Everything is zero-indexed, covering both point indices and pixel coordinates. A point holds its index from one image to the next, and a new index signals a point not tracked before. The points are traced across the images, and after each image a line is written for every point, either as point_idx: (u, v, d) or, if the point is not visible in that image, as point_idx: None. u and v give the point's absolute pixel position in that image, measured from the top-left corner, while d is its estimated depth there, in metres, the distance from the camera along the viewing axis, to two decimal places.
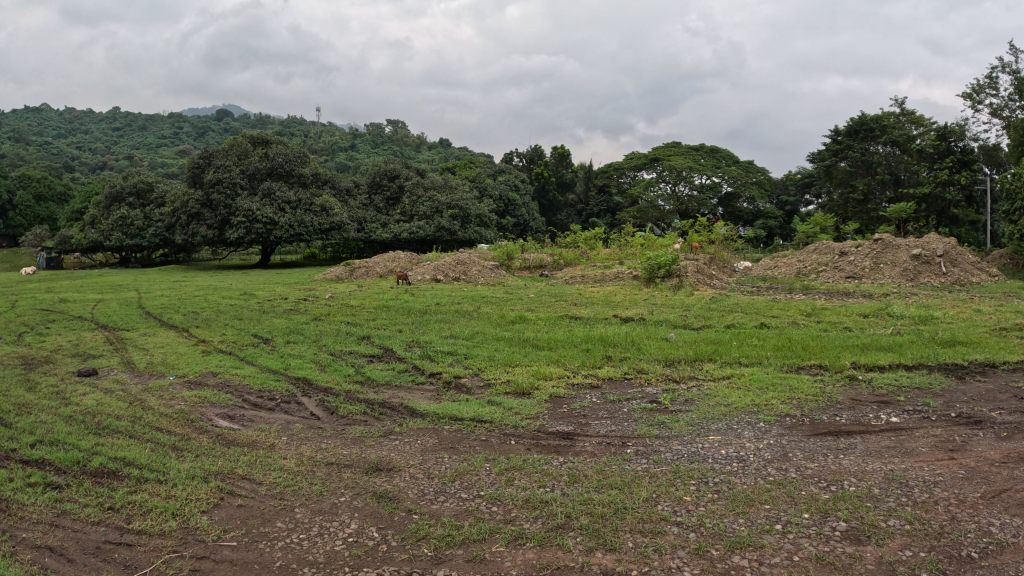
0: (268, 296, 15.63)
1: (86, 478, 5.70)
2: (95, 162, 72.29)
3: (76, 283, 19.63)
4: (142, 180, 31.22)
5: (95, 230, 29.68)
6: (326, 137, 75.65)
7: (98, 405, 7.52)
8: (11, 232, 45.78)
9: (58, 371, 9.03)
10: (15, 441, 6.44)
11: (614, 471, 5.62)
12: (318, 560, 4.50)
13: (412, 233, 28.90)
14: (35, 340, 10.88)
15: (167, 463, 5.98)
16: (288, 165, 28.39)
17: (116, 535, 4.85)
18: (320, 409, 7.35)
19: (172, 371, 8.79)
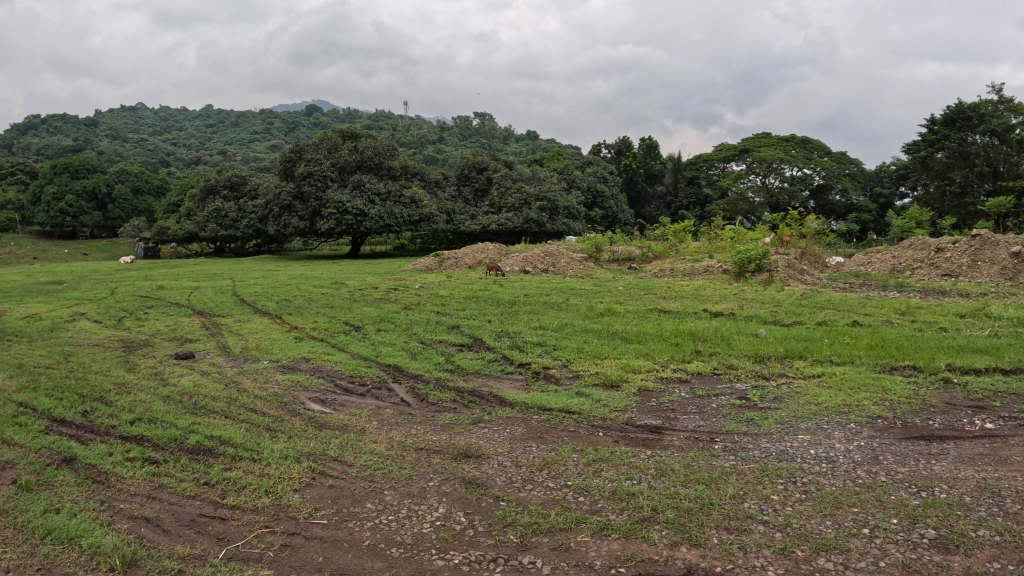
0: (359, 285, 16.08)
1: (183, 454, 6.07)
2: (190, 157, 75.79)
3: (173, 271, 20.65)
4: (235, 174, 32.59)
5: (191, 221, 31.19)
6: (415, 130, 77.51)
7: (194, 386, 7.94)
8: (110, 225, 47.65)
9: (156, 353, 9.52)
10: (117, 419, 6.99)
11: (701, 466, 5.54)
12: (406, 541, 4.64)
13: (500, 225, 29.00)
14: (136, 324, 11.56)
15: (261, 442, 6.25)
16: (377, 159, 29.15)
17: (210, 508, 5.18)
18: (410, 396, 7.52)
19: (266, 356, 9.16)
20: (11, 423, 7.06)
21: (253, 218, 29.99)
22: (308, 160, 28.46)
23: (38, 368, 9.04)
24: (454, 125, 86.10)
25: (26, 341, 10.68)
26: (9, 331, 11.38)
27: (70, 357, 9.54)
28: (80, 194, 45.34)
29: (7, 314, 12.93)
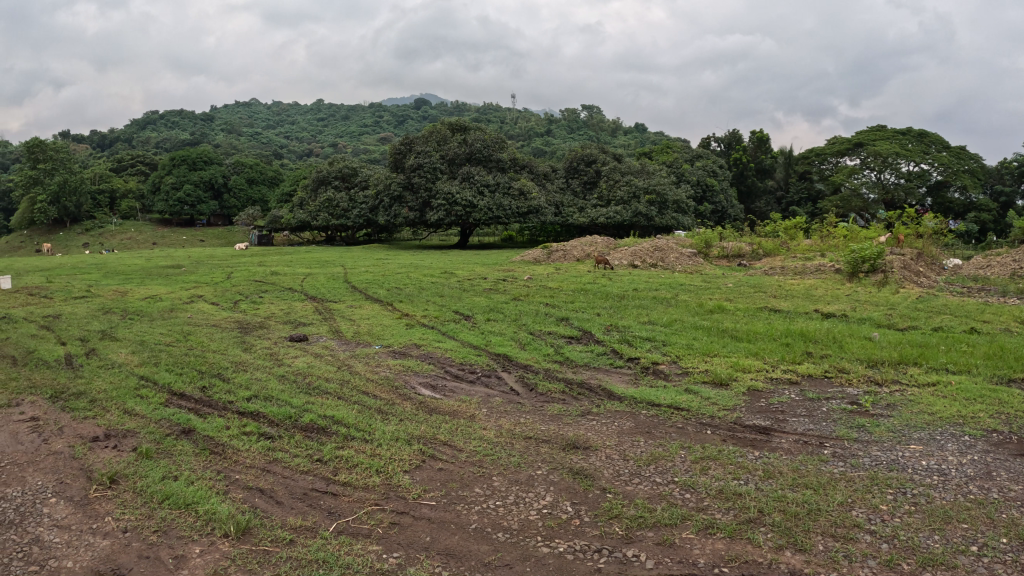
0: (467, 275, 16.46)
1: (297, 431, 6.46)
2: (302, 149, 79.71)
3: (286, 258, 21.70)
4: (347, 166, 33.96)
5: (304, 211, 32.73)
6: (522, 124, 79.09)
7: (308, 366, 8.37)
8: (225, 214, 50.12)
9: (270, 336, 9.99)
10: (235, 394, 7.55)
11: (808, 471, 5.44)
12: (512, 527, 4.79)
13: (608, 218, 28.24)
14: (250, 307, 12.18)
15: (373, 424, 6.53)
16: (485, 151, 29.54)
17: (322, 484, 5.51)
18: (519, 385, 7.69)
19: (376, 341, 9.52)
20: (134, 396, 7.79)
21: (365, 208, 31.11)
22: (420, 152, 29.53)
23: (160, 345, 9.72)
24: (561, 119, 86.09)
25: (149, 320, 11.45)
26: (133, 311, 12.25)
27: (189, 336, 10.17)
28: (198, 184, 47.80)
29: (135, 294, 13.93)
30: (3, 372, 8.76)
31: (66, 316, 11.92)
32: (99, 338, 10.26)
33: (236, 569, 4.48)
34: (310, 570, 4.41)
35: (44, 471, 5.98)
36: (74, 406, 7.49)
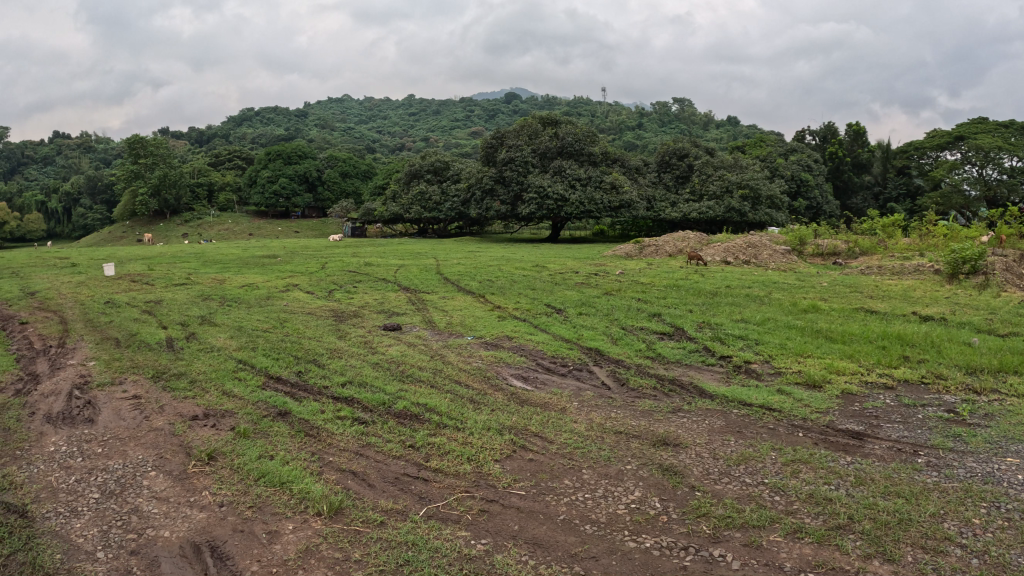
0: (559, 269, 16.73)
1: (390, 417, 7.11)
2: (395, 145, 82.30)
3: (380, 249, 22.41)
4: (439, 159, 34.70)
5: (396, 204, 33.77)
6: (612, 119, 79.12)
7: (402, 355, 8.86)
8: (319, 206, 51.83)
9: (364, 324, 10.37)
10: (331, 379, 8.08)
11: (901, 480, 5.28)
12: (600, 520, 4.87)
13: (700, 213, 27.93)
14: (344, 296, 12.64)
15: (466, 413, 7.06)
16: (577, 145, 29.76)
17: (414, 469, 5.97)
18: (610, 379, 8.05)
19: (469, 332, 10.08)
20: (232, 377, 8.30)
21: (456, 202, 31.89)
22: (511, 146, 30.10)
23: (257, 331, 10.21)
24: (651, 112, 85.40)
25: (247, 307, 12.03)
26: (231, 297, 12.89)
27: (284, 323, 10.64)
28: (292, 177, 49.70)
29: (233, 283, 14.64)
30: (110, 352, 9.45)
31: (170, 302, 12.68)
32: (199, 323, 10.88)
33: (328, 546, 4.86)
34: (399, 550, 4.72)
35: (145, 446, 6.63)
36: (174, 386, 8.05)
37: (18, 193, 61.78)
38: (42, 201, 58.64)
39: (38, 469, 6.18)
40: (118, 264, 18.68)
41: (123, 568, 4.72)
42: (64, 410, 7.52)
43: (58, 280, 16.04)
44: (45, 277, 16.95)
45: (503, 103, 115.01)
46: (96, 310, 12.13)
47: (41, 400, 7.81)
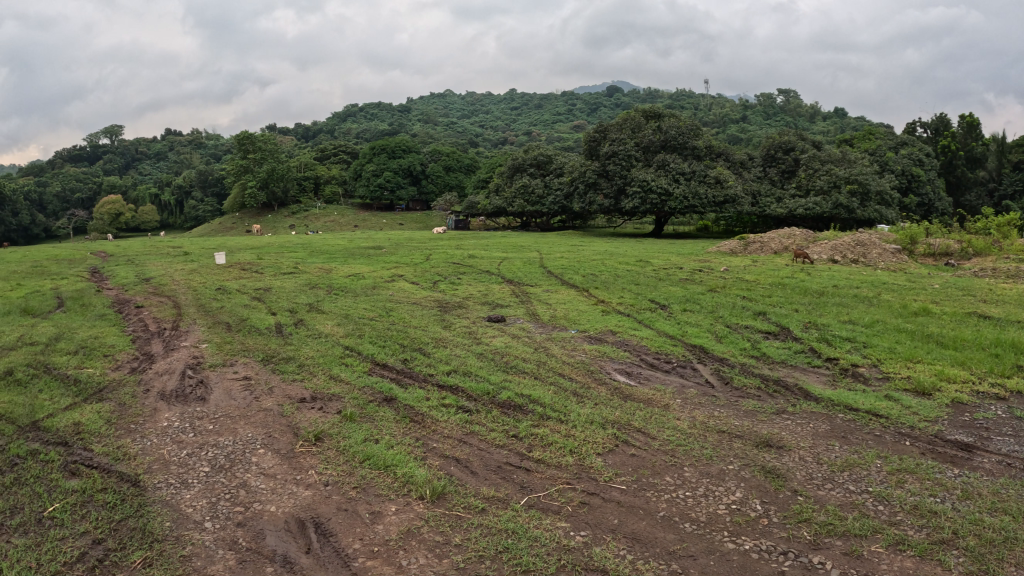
0: (663, 265, 16.66)
1: (494, 407, 7.35)
2: (494, 141, 83.66)
3: (484, 242, 22.73)
4: (542, 154, 35.45)
5: (501, 197, 34.72)
6: (714, 111, 77.42)
7: (507, 346, 9.38)
8: (423, 199, 52.85)
9: (469, 315, 10.90)
10: (437, 368, 8.45)
11: (1012, 496, 4.95)
12: (700, 518, 4.86)
13: (807, 209, 26.66)
14: (449, 288, 13.10)
15: (567, 406, 7.24)
16: (680, 138, 29.10)
17: (517, 459, 6.13)
18: (714, 377, 8.00)
19: (573, 326, 10.60)
20: (339, 363, 8.68)
21: (560, 195, 32.11)
22: (614, 139, 29.94)
23: (363, 319, 10.62)
24: (755, 104, 82.87)
25: (353, 295, 12.53)
26: (337, 286, 13.42)
27: (390, 312, 11.03)
28: (397, 171, 51.21)
29: (339, 272, 15.24)
30: (221, 335, 10.05)
31: (279, 290, 13.32)
32: (306, 310, 11.38)
33: (429, 530, 5.07)
34: (499, 538, 4.88)
35: (254, 425, 7.03)
36: (284, 369, 8.51)
37: (133, 186, 66.08)
38: (159, 195, 62.74)
39: (151, 443, 6.65)
40: (230, 253, 19.79)
41: (230, 538, 5.04)
42: (178, 387, 8.07)
43: (172, 268, 17.08)
44: (163, 265, 18.15)
45: (603, 96, 114.19)
46: (208, 295, 12.93)
47: (156, 378, 8.42)
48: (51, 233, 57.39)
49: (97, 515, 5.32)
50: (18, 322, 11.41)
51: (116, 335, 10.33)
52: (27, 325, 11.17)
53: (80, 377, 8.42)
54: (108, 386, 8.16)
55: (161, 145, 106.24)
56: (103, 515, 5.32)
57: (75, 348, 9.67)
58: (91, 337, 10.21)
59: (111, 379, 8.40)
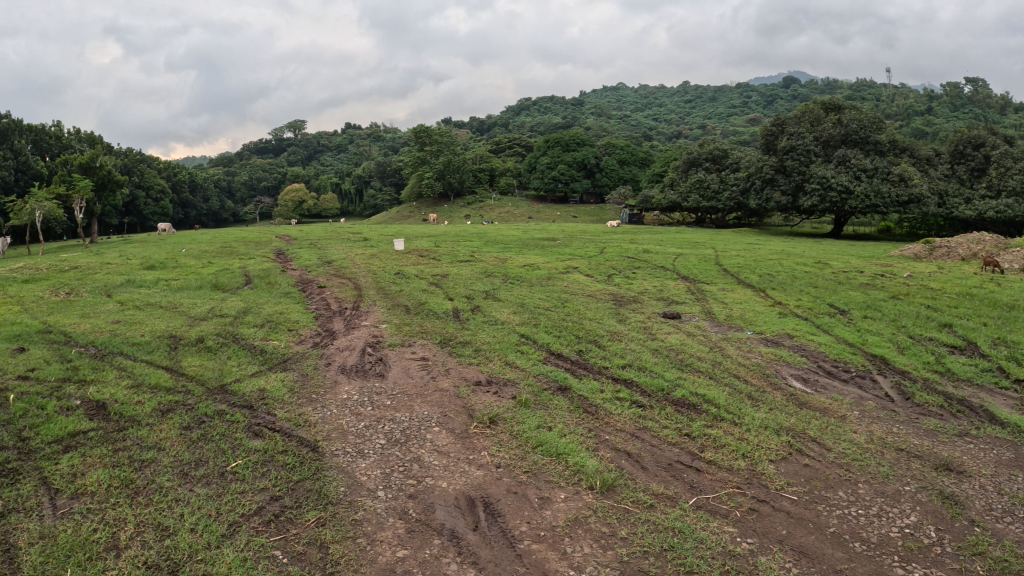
0: (841, 267, 15.63)
1: (668, 404, 7.35)
2: (659, 135, 82.71)
3: (658, 237, 22.51)
4: (718, 147, 34.52)
5: (675, 192, 34.40)
6: (896, 102, 71.78)
7: (682, 344, 9.37)
8: (597, 191, 52.65)
9: (644, 310, 11.15)
10: (612, 361, 8.62)
11: None
12: (869, 539, 4.94)
13: (997, 212, 23.93)
14: (625, 282, 13.47)
15: (743, 409, 7.20)
16: (862, 133, 27.17)
17: (688, 458, 6.19)
18: (894, 392, 7.75)
19: (749, 327, 10.28)
20: (515, 350, 8.99)
21: (736, 191, 31.05)
22: (792, 133, 28.33)
23: (538, 308, 10.96)
24: (943, 94, 75.92)
25: (528, 285, 12.89)
26: (513, 276, 13.84)
27: (565, 303, 11.38)
28: (571, 164, 51.73)
29: (514, 262, 15.70)
30: (400, 317, 10.67)
31: (456, 276, 13.92)
32: (483, 297, 11.86)
33: (596, 520, 5.17)
34: (665, 536, 4.95)
35: (431, 403, 7.41)
36: (461, 352, 8.90)
37: (316, 176, 71.67)
38: (338, 184, 67.49)
39: (330, 412, 7.22)
40: (406, 239, 20.93)
41: (401, 508, 5.37)
42: (358, 363, 8.69)
43: (354, 252, 18.42)
44: (343, 249, 19.55)
45: (774, 87, 109.09)
46: (386, 279, 13.78)
47: (338, 353, 9.10)
48: (241, 217, 63.70)
49: (276, 474, 5.88)
50: (213, 295, 12.79)
51: (300, 312, 11.27)
52: (220, 299, 12.49)
53: (266, 347, 9.34)
54: (291, 357, 8.97)
55: (344, 138, 114.41)
56: (282, 475, 5.88)
57: (261, 321, 10.70)
58: (277, 312, 11.21)
59: (295, 351, 9.21)
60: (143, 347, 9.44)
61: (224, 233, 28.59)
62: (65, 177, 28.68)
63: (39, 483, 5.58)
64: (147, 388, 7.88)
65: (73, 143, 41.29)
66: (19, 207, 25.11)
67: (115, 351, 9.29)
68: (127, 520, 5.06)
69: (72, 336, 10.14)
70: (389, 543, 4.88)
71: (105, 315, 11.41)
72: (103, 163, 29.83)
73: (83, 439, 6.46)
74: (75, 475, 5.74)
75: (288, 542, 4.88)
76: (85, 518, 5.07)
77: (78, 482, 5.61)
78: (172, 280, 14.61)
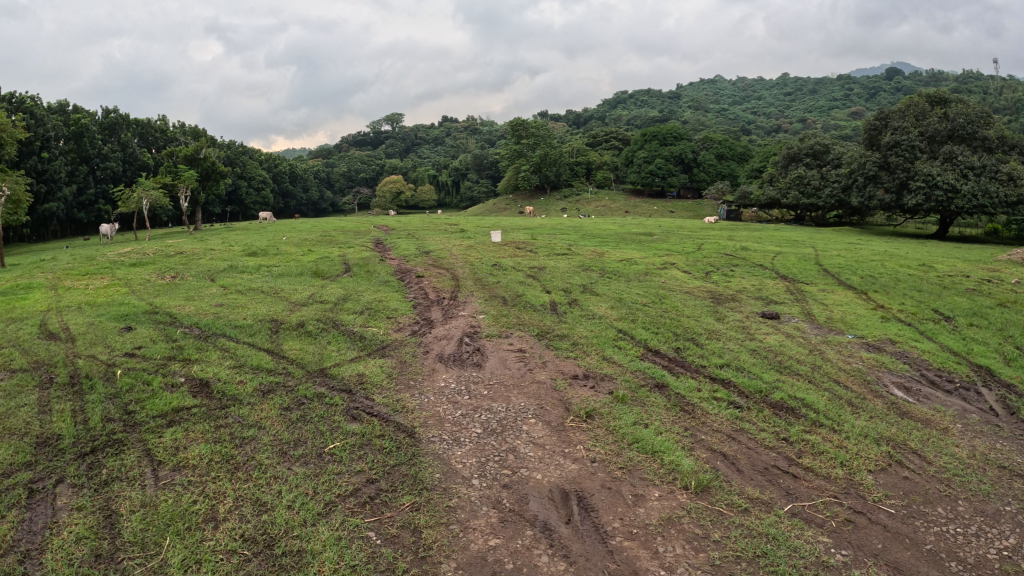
0: (948, 271, 14.74)
1: (766, 406, 7.12)
2: (758, 129, 80.33)
3: (754, 234, 21.91)
4: (820, 142, 33.17)
5: (775, 188, 33.49)
6: (1016, 95, 66.91)
7: (780, 345, 9.07)
8: (695, 187, 51.43)
9: (742, 309, 10.89)
10: (709, 360, 8.43)
11: None
12: (967, 560, 4.68)
13: None
14: (723, 279, 13.19)
15: (842, 415, 6.90)
16: (970, 127, 25.09)
17: (784, 463, 5.98)
18: (1001, 406, 7.29)
19: (850, 330, 9.85)
20: (613, 345, 8.94)
21: (837, 187, 29.81)
22: (895, 128, 26.79)
23: (636, 304, 10.87)
24: None
25: (625, 280, 12.78)
26: (611, 270, 13.77)
27: (663, 299, 11.25)
28: (669, 158, 50.89)
29: (610, 256, 15.60)
30: (497, 308, 10.77)
31: (553, 269, 13.93)
32: (581, 291, 11.85)
33: (689, 521, 5.06)
34: (758, 541, 4.81)
35: (527, 395, 7.45)
36: (557, 345, 8.92)
37: (413, 168, 73.38)
38: (434, 176, 68.84)
39: (427, 400, 7.35)
40: (503, 232, 21.16)
41: (494, 497, 5.41)
42: (455, 352, 8.82)
43: (452, 243, 18.76)
44: (440, 239, 19.89)
45: (880, 79, 103.77)
46: (484, 270, 13.96)
47: (436, 342, 9.27)
48: (340, 207, 66.06)
49: (373, 457, 6.04)
50: (313, 282, 13.25)
51: (399, 300, 11.55)
52: (319, 285, 12.91)
53: (365, 334, 9.60)
54: (389, 344, 9.21)
55: (440, 131, 116.62)
56: (378, 458, 6.03)
57: (360, 308, 11.01)
58: (376, 300, 11.50)
59: (394, 338, 9.44)
60: (245, 330, 9.88)
61: (326, 222, 29.61)
62: (173, 168, 30.36)
63: (143, 454, 5.91)
64: (249, 369, 8.25)
65: (180, 135, 43.66)
66: (130, 196, 26.73)
67: (218, 333, 9.77)
68: (228, 493, 5.29)
69: (177, 317, 10.73)
70: (482, 531, 4.92)
71: (208, 299, 12.01)
72: (207, 154, 31.38)
73: (187, 415, 6.81)
74: (177, 448, 6.05)
75: (383, 524, 4.99)
76: (185, 490, 5.33)
77: (179, 455, 5.91)
78: (273, 266, 15.22)
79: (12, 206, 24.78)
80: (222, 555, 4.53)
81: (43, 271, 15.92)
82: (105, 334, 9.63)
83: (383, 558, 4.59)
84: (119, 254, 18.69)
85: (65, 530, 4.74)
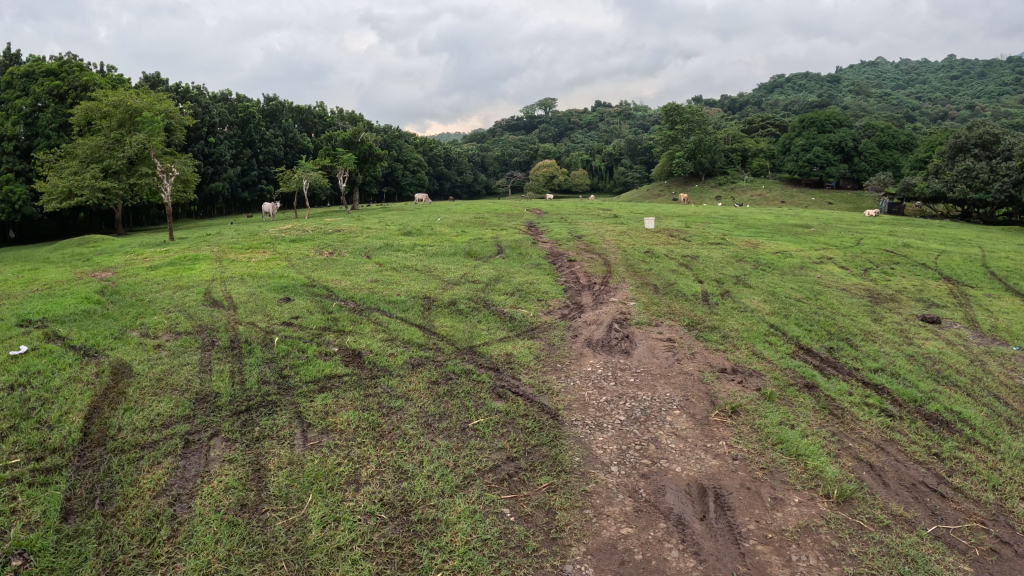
0: None
1: (919, 417, 6.65)
2: (927, 116, 74.02)
3: (920, 231, 20.31)
4: (989, 131, 30.01)
5: (939, 180, 30.72)
6: None
7: (939, 352, 8.41)
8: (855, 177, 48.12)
9: (901, 311, 10.18)
10: (862, 363, 7.96)
11: None
12: None
13: None
14: (882, 278, 12.36)
15: (1000, 434, 6.32)
16: None
17: (934, 480, 5.56)
18: None
19: (1016, 341, 8.95)
20: (763, 340, 8.65)
21: (1009, 182, 27.06)
22: None
23: (790, 298, 10.46)
24: None
25: (779, 273, 12.30)
26: (765, 262, 13.29)
27: (818, 295, 10.72)
28: (827, 147, 48.05)
29: (764, 248, 15.05)
30: (648, 296, 10.69)
31: (705, 259, 13.61)
32: (733, 282, 11.51)
33: (827, 531, 4.84)
34: (896, 561, 4.52)
35: (673, 385, 7.37)
36: (707, 337, 8.73)
37: (565, 152, 73.75)
38: (587, 161, 68.89)
39: (573, 383, 7.45)
40: (656, 219, 20.89)
41: (631, 486, 5.41)
42: (604, 338, 8.86)
43: (602, 228, 18.81)
44: (592, 225, 19.89)
45: None
46: (635, 256, 13.87)
47: (585, 326, 9.36)
48: (492, 190, 67.80)
49: (514, 436, 6.21)
50: (465, 262, 13.70)
51: (550, 284, 11.72)
52: (472, 266, 13.31)
53: (515, 315, 9.84)
54: (538, 326, 9.39)
55: (590, 115, 116.41)
56: (520, 438, 6.19)
57: (511, 290, 11.26)
58: (527, 283, 11.70)
59: (543, 320, 9.62)
60: (398, 305, 10.39)
61: (474, 204, 30.44)
62: (331, 151, 32.31)
63: (294, 417, 6.39)
64: (401, 343, 8.68)
65: (338, 121, 46.36)
66: (290, 176, 28.67)
67: (372, 307, 10.34)
68: (371, 459, 5.62)
69: (333, 290, 11.46)
70: (615, 518, 4.94)
71: (364, 274, 12.71)
72: (363, 138, 33.10)
73: (338, 383, 7.29)
74: (327, 413, 6.50)
75: (517, 502, 5.14)
76: (331, 452, 5.72)
77: (328, 420, 6.34)
78: (426, 246, 15.86)
79: (181, 185, 27.30)
80: (360, 516, 4.82)
81: (213, 245, 17.46)
82: (265, 304, 10.43)
83: (514, 535, 4.71)
84: (281, 231, 20.15)
85: (215, 479, 5.21)
